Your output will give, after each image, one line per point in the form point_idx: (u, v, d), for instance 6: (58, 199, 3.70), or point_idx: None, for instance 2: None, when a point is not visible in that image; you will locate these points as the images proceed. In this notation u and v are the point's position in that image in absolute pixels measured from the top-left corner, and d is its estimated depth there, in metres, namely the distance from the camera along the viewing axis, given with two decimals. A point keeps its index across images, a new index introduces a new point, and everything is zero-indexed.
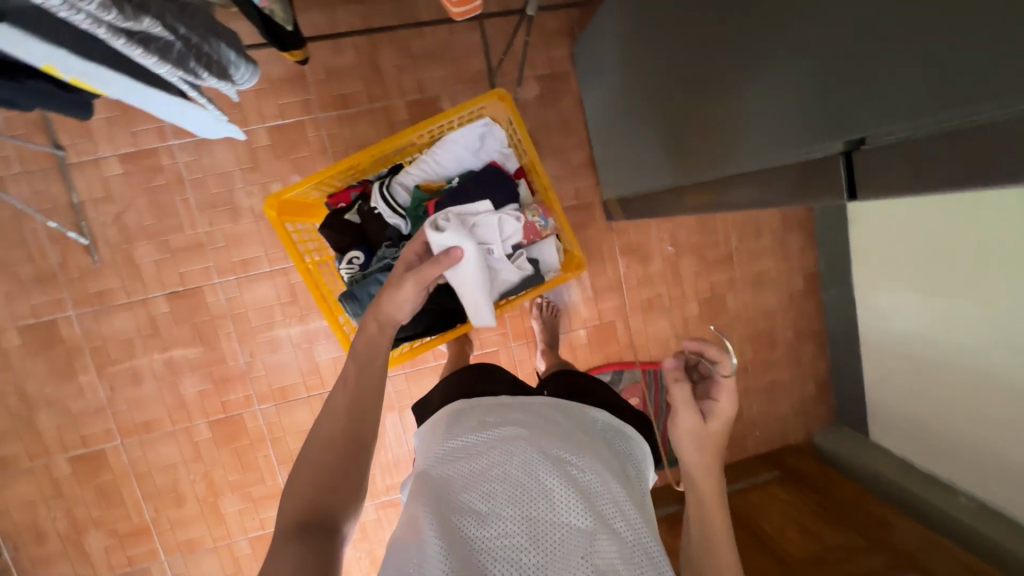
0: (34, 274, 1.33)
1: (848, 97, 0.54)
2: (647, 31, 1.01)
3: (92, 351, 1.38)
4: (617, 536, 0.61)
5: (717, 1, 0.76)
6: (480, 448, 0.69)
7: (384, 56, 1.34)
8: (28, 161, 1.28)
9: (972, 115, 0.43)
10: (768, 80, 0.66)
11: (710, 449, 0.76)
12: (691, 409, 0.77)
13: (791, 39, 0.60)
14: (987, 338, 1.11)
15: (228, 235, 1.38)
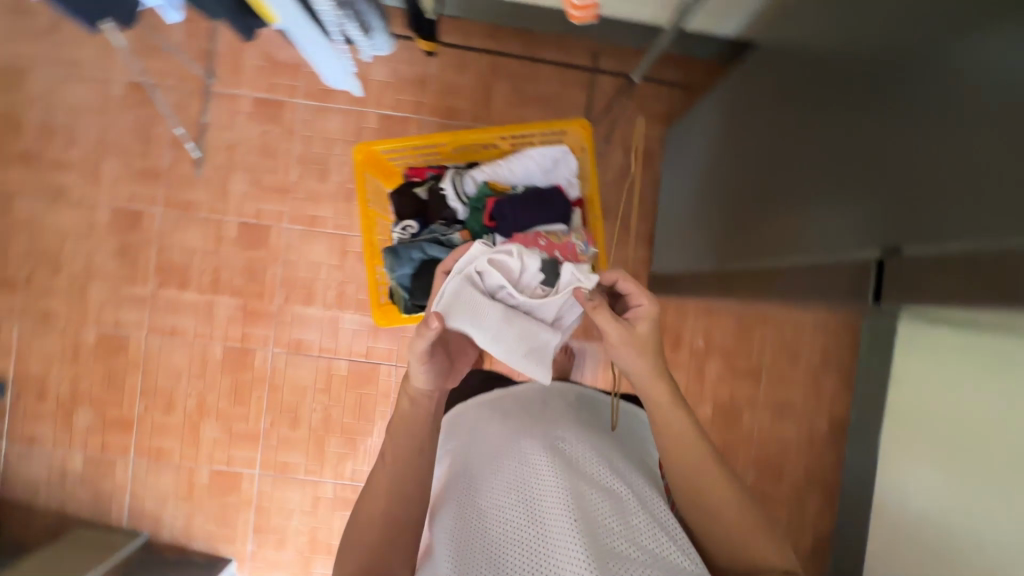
0: (145, 168, 1.52)
1: (916, 198, 0.57)
2: (740, 128, 1.10)
3: (158, 248, 1.53)
4: (605, 492, 0.73)
5: (808, 110, 0.84)
6: (489, 449, 0.84)
7: (499, 87, 1.50)
8: (182, 78, 1.50)
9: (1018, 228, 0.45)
10: (844, 178, 0.71)
11: (647, 354, 0.78)
12: (616, 323, 0.76)
13: (876, 143, 0.65)
14: (1013, 544, 1.00)
15: (310, 191, 1.52)
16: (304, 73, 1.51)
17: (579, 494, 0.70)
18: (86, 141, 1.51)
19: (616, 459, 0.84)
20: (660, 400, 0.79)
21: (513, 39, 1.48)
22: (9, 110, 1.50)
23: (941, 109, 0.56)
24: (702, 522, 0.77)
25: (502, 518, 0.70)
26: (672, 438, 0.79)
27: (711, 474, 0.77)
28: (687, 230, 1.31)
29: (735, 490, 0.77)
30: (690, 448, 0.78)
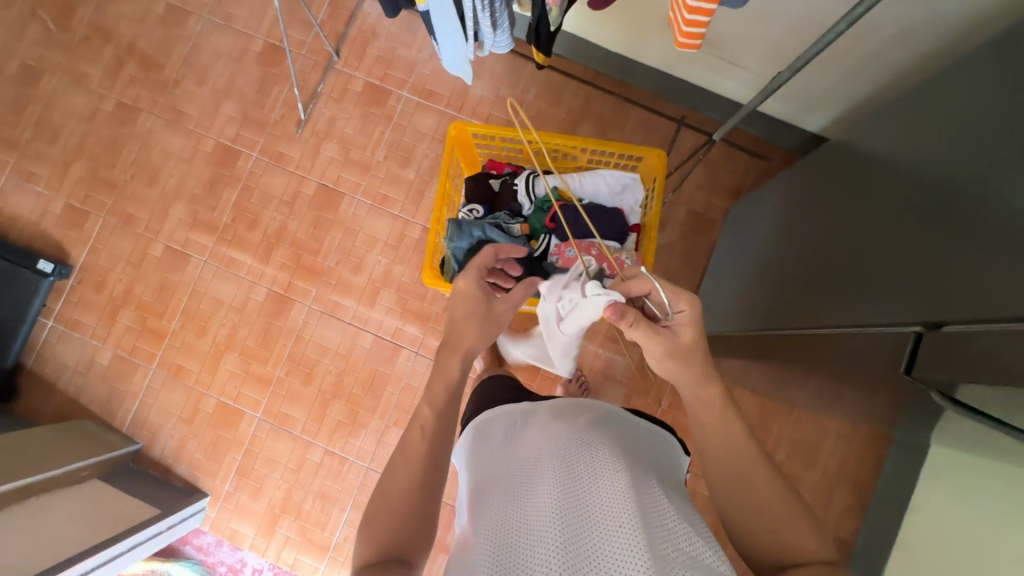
0: (256, 117, 1.68)
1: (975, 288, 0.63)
2: (801, 210, 1.17)
3: (243, 187, 1.67)
4: (650, 493, 0.68)
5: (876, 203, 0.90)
6: (525, 450, 0.78)
7: (585, 125, 1.60)
8: (313, 50, 1.68)
9: None
10: (899, 265, 0.76)
11: (691, 357, 0.79)
12: (655, 335, 0.79)
13: (943, 241, 0.71)
14: None
15: (389, 173, 1.64)
16: (416, 72, 1.66)
17: (633, 501, 0.65)
18: (215, 82, 1.70)
19: (652, 466, 0.78)
20: (699, 390, 0.79)
21: (609, 87, 1.60)
22: (163, 41, 1.72)
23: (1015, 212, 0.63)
24: (738, 513, 0.72)
25: (546, 522, 0.64)
26: (706, 429, 0.78)
27: (749, 467, 0.73)
28: (733, 294, 1.35)
29: (779, 486, 0.71)
30: (729, 440, 0.76)
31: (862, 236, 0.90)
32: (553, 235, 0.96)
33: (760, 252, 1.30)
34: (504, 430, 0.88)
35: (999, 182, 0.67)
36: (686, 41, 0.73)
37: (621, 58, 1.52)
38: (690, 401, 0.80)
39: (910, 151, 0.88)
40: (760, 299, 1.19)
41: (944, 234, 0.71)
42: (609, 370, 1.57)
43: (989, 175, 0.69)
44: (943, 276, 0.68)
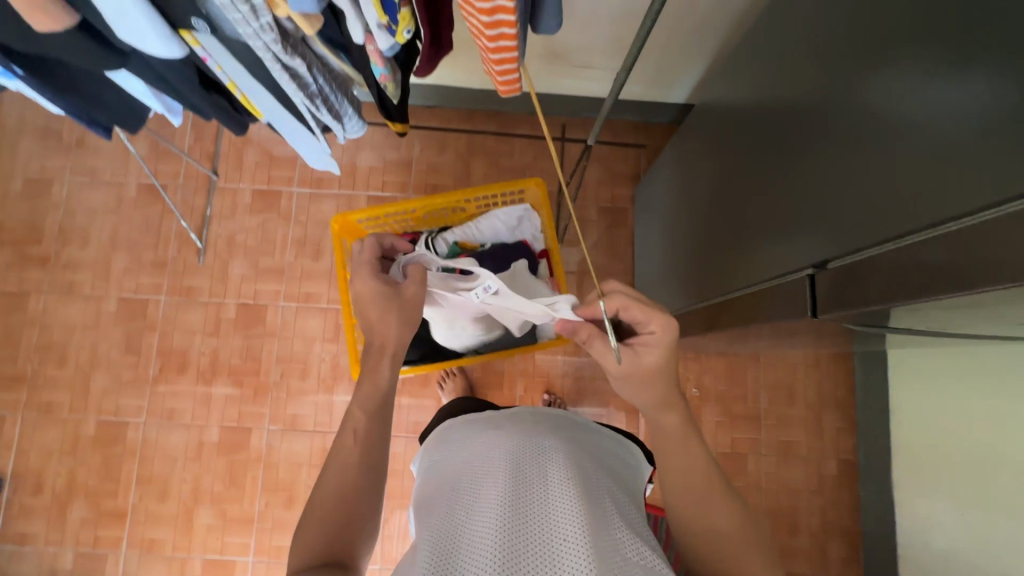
0: (152, 259, 1.62)
1: (853, 220, 0.66)
2: (695, 176, 1.22)
3: (161, 333, 1.59)
4: (603, 511, 0.67)
5: (755, 155, 0.95)
6: (477, 452, 0.76)
7: (476, 162, 1.63)
8: (190, 177, 1.65)
9: (934, 229, 0.54)
10: (791, 212, 0.81)
11: (651, 383, 0.74)
12: (611, 354, 0.73)
13: (817, 179, 0.75)
14: None
15: (304, 269, 1.61)
16: (299, 164, 1.65)
17: (588, 517, 0.64)
18: (99, 239, 1.63)
19: (607, 478, 0.77)
20: (669, 426, 0.75)
21: (487, 121, 1.64)
22: (32, 217, 1.64)
23: (848, 140, 0.69)
24: (697, 549, 0.72)
25: (491, 533, 0.62)
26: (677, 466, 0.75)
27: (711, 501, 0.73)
28: (664, 278, 1.40)
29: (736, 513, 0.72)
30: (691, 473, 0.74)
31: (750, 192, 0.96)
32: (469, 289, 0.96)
33: (673, 229, 1.34)
34: (455, 433, 0.86)
35: (826, 116, 0.75)
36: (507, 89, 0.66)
37: (486, 93, 1.57)
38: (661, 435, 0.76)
39: (760, 104, 0.96)
40: (689, 275, 1.24)
41: (811, 175, 0.77)
42: (580, 382, 1.57)
43: (819, 109, 0.77)
44: (819, 216, 0.73)
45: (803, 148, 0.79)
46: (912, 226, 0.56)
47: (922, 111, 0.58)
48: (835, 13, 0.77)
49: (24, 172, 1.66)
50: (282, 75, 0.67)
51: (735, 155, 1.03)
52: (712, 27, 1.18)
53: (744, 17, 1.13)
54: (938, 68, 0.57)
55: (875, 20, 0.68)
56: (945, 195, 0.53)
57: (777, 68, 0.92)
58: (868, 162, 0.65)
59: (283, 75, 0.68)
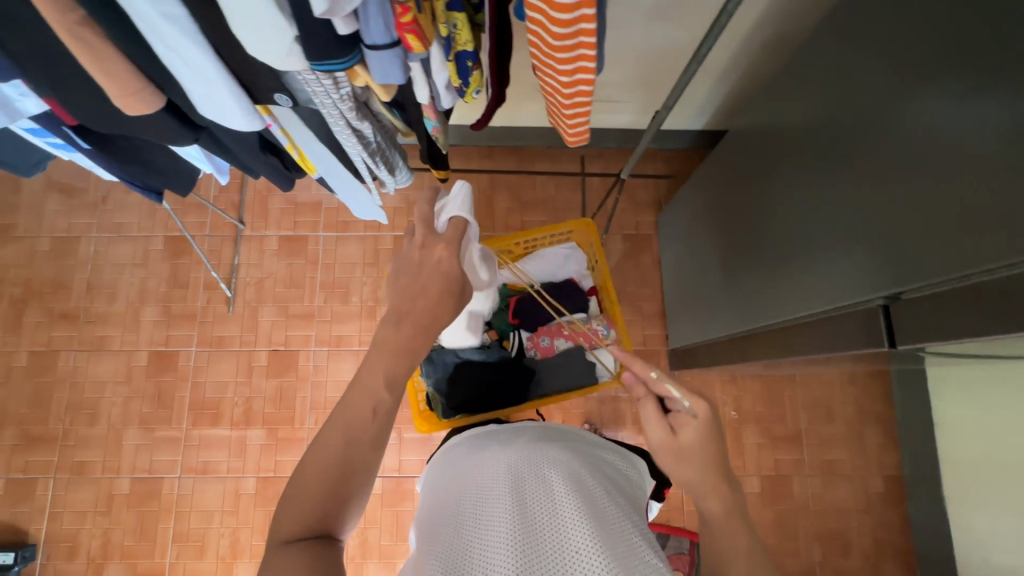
0: (181, 311, 1.62)
1: (905, 250, 0.65)
2: (722, 202, 1.23)
3: (193, 385, 1.58)
4: (612, 520, 0.64)
5: (783, 180, 0.95)
6: (479, 466, 0.73)
7: (499, 197, 1.65)
8: (217, 227, 1.66)
9: (1006, 262, 0.52)
10: (832, 242, 0.81)
11: (691, 463, 0.65)
12: (652, 422, 0.68)
13: (854, 209, 0.75)
14: None
15: (335, 312, 1.61)
16: (324, 209, 1.67)
17: (593, 527, 0.60)
18: (127, 294, 1.63)
19: (613, 485, 0.74)
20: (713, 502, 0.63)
21: (507, 156, 1.66)
22: (60, 275, 1.65)
23: (889, 167, 0.68)
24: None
25: (492, 551, 0.59)
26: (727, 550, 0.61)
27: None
28: (695, 304, 1.40)
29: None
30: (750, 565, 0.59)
31: (786, 218, 0.94)
32: (521, 329, 1.01)
33: (703, 255, 1.35)
34: (456, 448, 0.82)
35: (864, 143, 0.73)
36: (576, 138, 0.68)
37: (507, 130, 1.59)
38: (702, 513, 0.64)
39: (786, 130, 0.95)
40: (722, 302, 1.25)
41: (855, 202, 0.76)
42: (616, 411, 1.56)
43: (850, 138, 0.76)
44: (871, 245, 0.71)
45: (842, 175, 0.78)
46: (977, 262, 0.55)
47: (965, 141, 0.57)
48: (859, 42, 0.76)
49: (51, 232, 1.67)
50: (347, 135, 0.68)
51: (761, 184, 1.04)
52: (735, 64, 1.21)
53: (764, 51, 1.16)
54: (985, 97, 0.56)
55: (906, 49, 0.67)
56: (1012, 228, 0.52)
57: (800, 95, 0.92)
58: (917, 190, 0.64)
59: (348, 136, 0.69)
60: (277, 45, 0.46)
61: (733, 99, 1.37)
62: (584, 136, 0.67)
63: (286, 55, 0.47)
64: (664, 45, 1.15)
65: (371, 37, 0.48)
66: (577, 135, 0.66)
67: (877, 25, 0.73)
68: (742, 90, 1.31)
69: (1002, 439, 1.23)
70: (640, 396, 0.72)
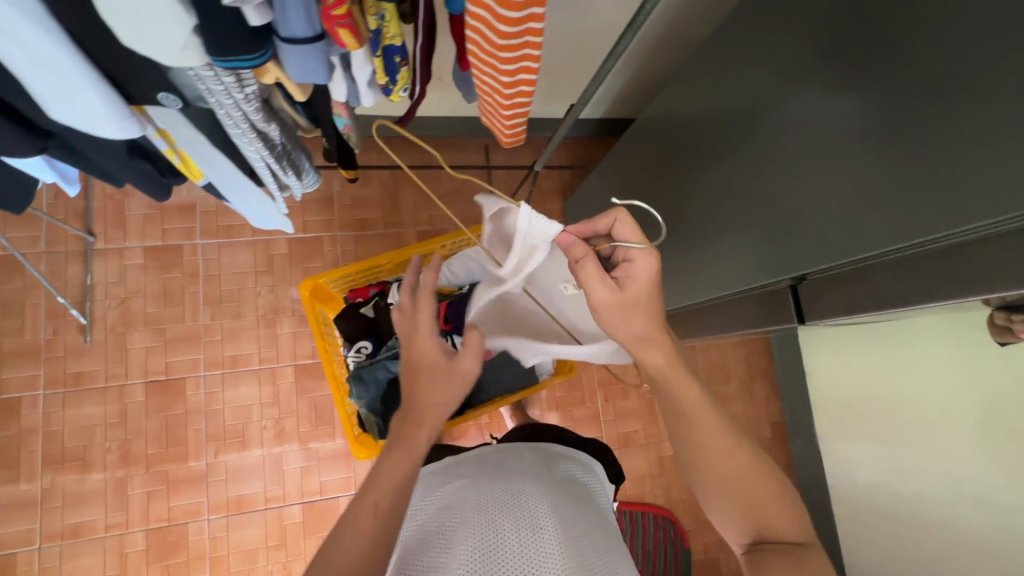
0: (19, 347, 1.32)
1: (795, 239, 0.72)
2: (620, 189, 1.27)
3: (45, 435, 1.31)
4: (574, 514, 0.65)
5: (677, 167, 1.00)
6: (443, 504, 0.68)
7: (404, 192, 1.55)
8: (56, 241, 1.37)
9: (878, 251, 0.61)
10: (727, 228, 0.87)
11: (636, 315, 0.64)
12: (600, 282, 0.63)
13: (745, 199, 0.81)
14: (946, 474, 1.23)
15: (226, 330, 1.42)
16: (198, 212, 1.44)
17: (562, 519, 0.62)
18: None
19: (573, 486, 0.75)
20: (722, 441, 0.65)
21: (408, 145, 1.55)
22: None
23: (771, 160, 0.75)
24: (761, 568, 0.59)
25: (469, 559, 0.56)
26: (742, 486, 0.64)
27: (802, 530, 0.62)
28: None
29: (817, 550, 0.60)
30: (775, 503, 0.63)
31: (683, 206, 0.99)
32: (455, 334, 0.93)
33: None
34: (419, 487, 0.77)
35: (749, 135, 0.79)
36: (512, 139, 0.66)
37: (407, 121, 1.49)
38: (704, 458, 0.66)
39: (679, 121, 0.98)
40: None
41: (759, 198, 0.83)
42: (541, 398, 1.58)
43: (735, 131, 0.82)
44: (772, 233, 0.76)
45: (737, 168, 0.82)
46: (853, 253, 0.63)
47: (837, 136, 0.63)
48: (740, 36, 0.81)
49: None
50: (248, 138, 0.59)
51: (656, 175, 1.09)
52: (634, 57, 1.24)
53: (661, 43, 1.20)
54: (850, 96, 0.61)
55: (778, 48, 0.73)
56: (883, 217, 0.59)
57: (692, 87, 0.94)
58: (802, 178, 0.70)
59: (252, 137, 0.59)
60: (172, 36, 0.37)
61: (631, 89, 1.41)
62: (521, 136, 0.65)
63: (182, 49, 0.38)
64: (571, 37, 1.13)
65: (289, 29, 0.41)
66: (511, 137, 0.65)
67: (755, 26, 0.76)
68: (639, 78, 1.35)
69: (858, 381, 1.47)
70: (582, 256, 0.63)
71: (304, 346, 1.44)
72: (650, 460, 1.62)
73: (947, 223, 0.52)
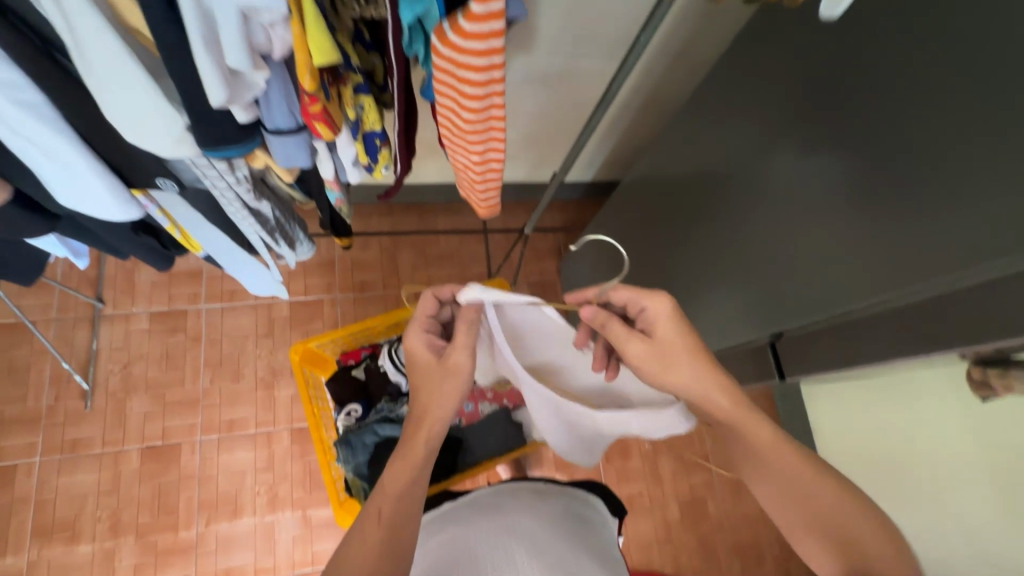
0: (19, 414, 1.34)
1: (775, 294, 0.74)
2: (607, 249, 1.31)
3: (38, 504, 1.30)
4: None
5: (660, 227, 1.04)
6: (435, 548, 0.67)
7: (403, 254, 1.60)
8: (67, 309, 1.42)
9: (850, 307, 0.63)
10: (711, 284, 0.89)
11: (694, 357, 0.61)
12: (628, 340, 0.63)
13: (725, 255, 0.84)
14: (966, 537, 1.16)
15: (225, 393, 1.43)
16: (204, 278, 1.49)
17: None
18: None
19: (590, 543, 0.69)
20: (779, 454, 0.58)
21: (408, 210, 1.62)
22: None
23: (746, 220, 0.78)
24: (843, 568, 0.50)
25: None
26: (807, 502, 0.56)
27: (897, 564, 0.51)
28: None
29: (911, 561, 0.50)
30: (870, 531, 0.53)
31: (669, 263, 1.02)
32: None
33: None
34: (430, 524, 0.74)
35: (724, 196, 0.82)
36: (489, 208, 0.70)
37: (406, 189, 1.56)
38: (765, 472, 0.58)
39: (660, 184, 1.03)
40: None
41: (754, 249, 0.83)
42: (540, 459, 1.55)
43: (711, 192, 0.86)
44: (757, 292, 0.78)
45: (718, 230, 0.85)
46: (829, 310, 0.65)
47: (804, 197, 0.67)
48: (711, 106, 0.87)
49: None
50: (242, 214, 0.63)
51: (642, 234, 1.13)
52: (619, 124, 1.32)
53: (643, 110, 1.28)
54: (812, 159, 0.65)
55: (745, 116, 0.78)
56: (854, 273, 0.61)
57: (671, 153, 0.99)
58: (776, 236, 0.72)
59: (245, 212, 0.63)
60: (166, 132, 0.42)
61: (617, 153, 1.48)
62: (497, 204, 0.70)
63: (176, 141, 0.43)
64: (556, 110, 1.21)
65: (274, 122, 0.47)
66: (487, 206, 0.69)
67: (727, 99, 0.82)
68: (624, 143, 1.43)
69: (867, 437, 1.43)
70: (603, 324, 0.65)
71: (301, 409, 1.44)
72: (655, 524, 1.55)
73: (911, 279, 0.54)
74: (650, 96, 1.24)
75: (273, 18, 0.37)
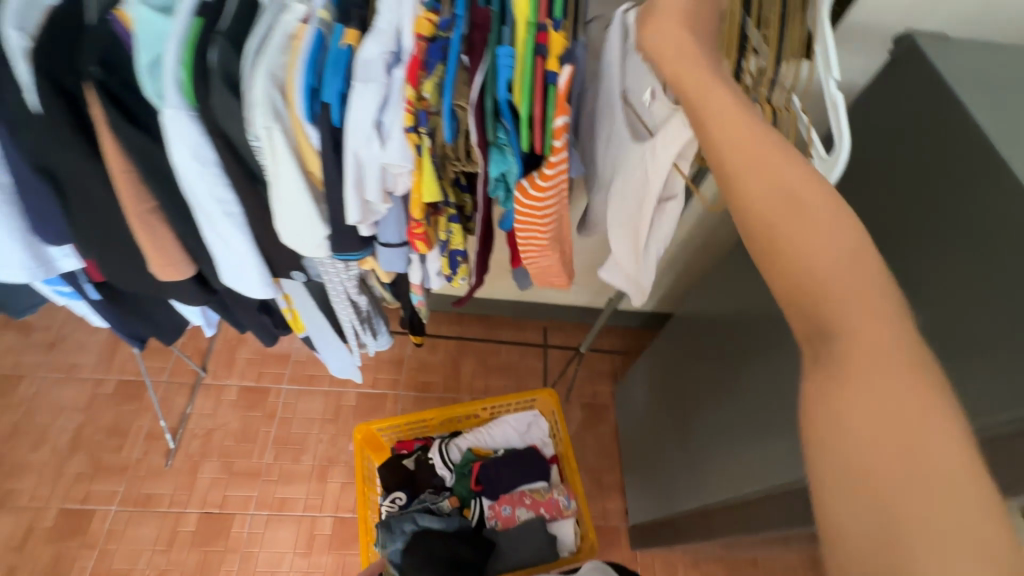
0: (112, 463, 1.51)
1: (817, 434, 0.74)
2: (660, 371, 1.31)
3: (101, 552, 1.40)
4: None
5: (709, 355, 1.07)
6: None
7: (465, 360, 1.71)
8: (176, 373, 1.64)
9: None
10: (754, 419, 0.89)
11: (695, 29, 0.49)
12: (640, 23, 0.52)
13: (768, 392, 0.85)
14: None
15: (283, 471, 1.52)
16: (291, 360, 1.68)
17: None
18: (56, 441, 1.52)
19: None
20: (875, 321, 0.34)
21: (476, 320, 1.76)
22: None
23: (788, 356, 0.81)
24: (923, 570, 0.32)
25: None
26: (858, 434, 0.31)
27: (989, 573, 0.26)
28: (651, 479, 1.36)
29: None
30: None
31: (716, 395, 1.03)
32: (483, 496, 0.98)
33: (652, 425, 1.37)
34: None
35: (770, 332, 0.86)
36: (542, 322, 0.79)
37: (477, 301, 1.72)
38: (827, 343, 0.35)
39: (711, 317, 1.08)
40: (668, 475, 1.26)
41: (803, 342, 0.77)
42: None
43: (757, 324, 0.91)
44: (794, 431, 0.77)
45: (763, 365, 0.88)
46: None
47: None
48: None
49: None
50: (343, 303, 0.78)
51: (692, 363, 1.15)
52: (677, 259, 1.43)
53: (701, 248, 1.39)
54: None
55: None
56: None
57: (721, 290, 1.07)
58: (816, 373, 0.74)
59: (345, 302, 0.78)
60: (310, 240, 0.58)
61: (673, 286, 1.57)
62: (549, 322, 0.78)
63: (316, 247, 0.59)
64: None
65: (386, 237, 0.62)
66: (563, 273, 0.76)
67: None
68: (679, 278, 1.52)
69: None
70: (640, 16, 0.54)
71: (348, 497, 1.49)
72: None
73: None
74: (707, 237, 1.35)
75: (401, 170, 0.53)
